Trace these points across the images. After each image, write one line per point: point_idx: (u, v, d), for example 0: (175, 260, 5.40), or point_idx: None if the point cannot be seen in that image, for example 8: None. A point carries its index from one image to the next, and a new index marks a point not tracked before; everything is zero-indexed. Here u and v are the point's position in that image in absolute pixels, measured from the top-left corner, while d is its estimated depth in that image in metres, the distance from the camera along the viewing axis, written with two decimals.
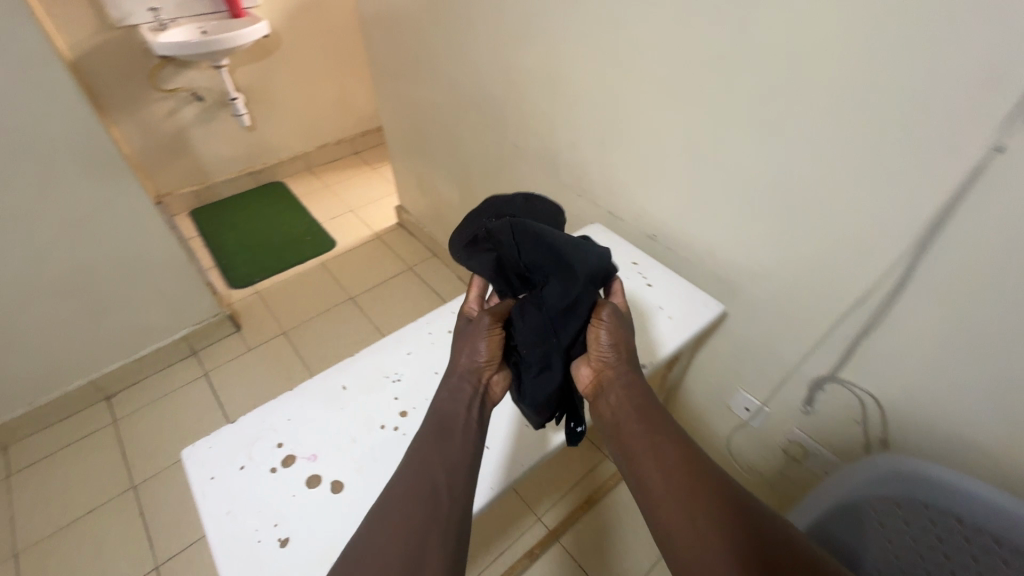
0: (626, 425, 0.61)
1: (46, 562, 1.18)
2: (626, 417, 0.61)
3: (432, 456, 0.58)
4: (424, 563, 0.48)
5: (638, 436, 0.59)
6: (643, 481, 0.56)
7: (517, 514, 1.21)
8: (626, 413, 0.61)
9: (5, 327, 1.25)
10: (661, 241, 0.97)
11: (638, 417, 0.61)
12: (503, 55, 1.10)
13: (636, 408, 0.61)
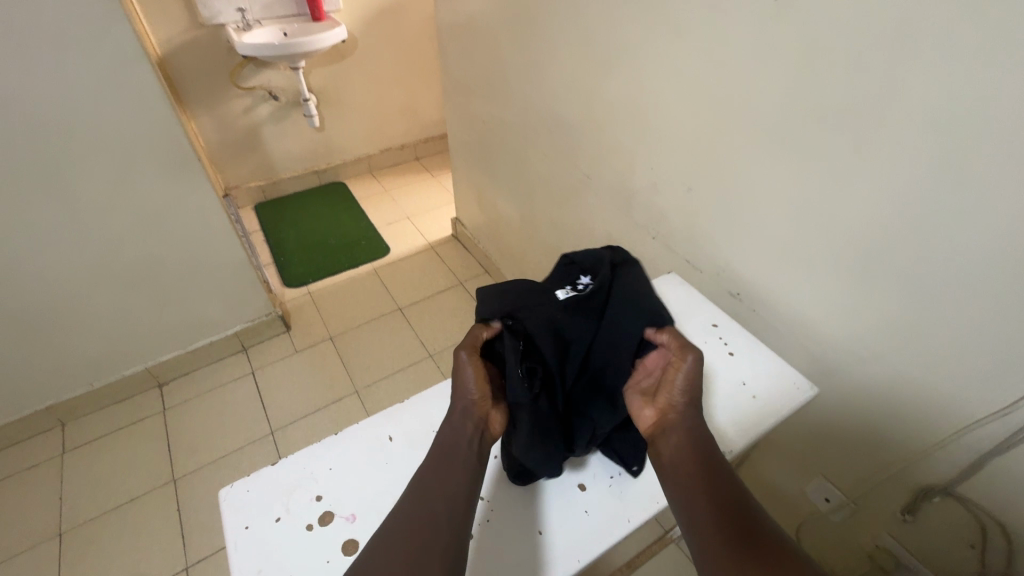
0: (684, 465, 0.56)
1: (87, 546, 1.21)
2: (682, 457, 0.56)
3: (435, 481, 0.55)
4: None
5: (695, 478, 0.54)
6: (695, 530, 0.50)
7: None
8: (685, 453, 0.57)
9: (75, 311, 1.29)
10: (747, 301, 0.87)
11: (697, 460, 0.55)
12: (585, 82, 1.03)
13: (695, 450, 0.57)
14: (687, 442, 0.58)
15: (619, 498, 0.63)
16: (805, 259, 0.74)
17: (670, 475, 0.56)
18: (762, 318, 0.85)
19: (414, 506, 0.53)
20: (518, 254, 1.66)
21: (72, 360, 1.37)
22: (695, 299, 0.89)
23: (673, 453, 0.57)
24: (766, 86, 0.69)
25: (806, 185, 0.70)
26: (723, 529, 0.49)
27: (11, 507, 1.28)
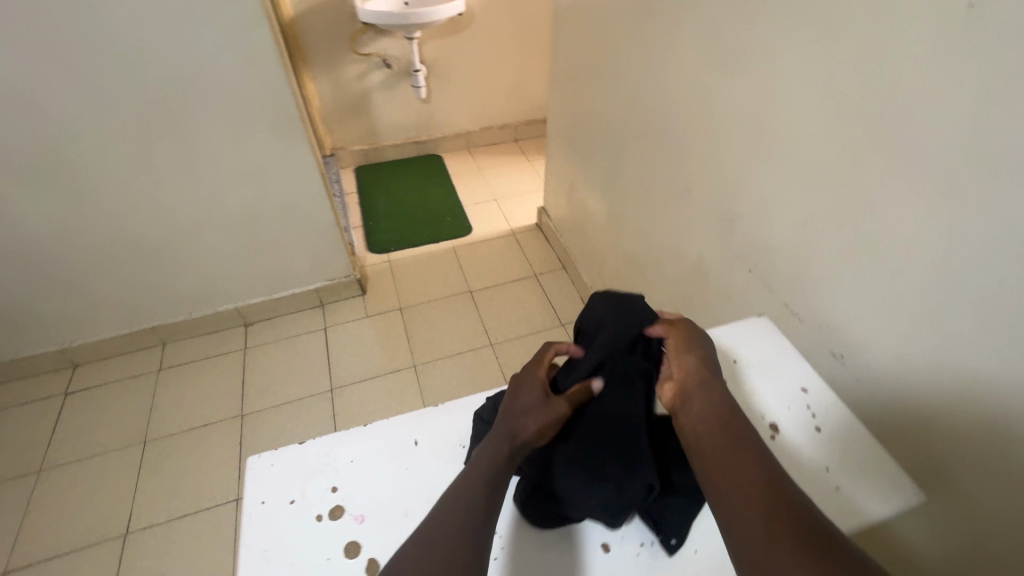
0: (709, 429, 0.54)
1: (164, 457, 1.36)
2: (706, 422, 0.55)
3: (481, 491, 0.52)
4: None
5: (721, 441, 0.53)
6: (720, 491, 0.49)
7: None
8: (711, 419, 0.55)
9: (183, 247, 1.42)
10: (853, 368, 0.73)
11: (725, 426, 0.54)
12: (703, 83, 0.91)
13: (723, 415, 0.55)
14: (713, 409, 0.56)
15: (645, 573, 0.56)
16: (943, 332, 0.60)
17: (694, 438, 0.55)
18: (867, 391, 0.71)
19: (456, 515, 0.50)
20: (599, 256, 1.57)
21: (176, 290, 1.52)
22: (786, 353, 0.77)
23: (698, 418, 0.56)
24: (940, 116, 0.55)
25: (967, 248, 0.55)
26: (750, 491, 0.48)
27: (113, 408, 1.46)
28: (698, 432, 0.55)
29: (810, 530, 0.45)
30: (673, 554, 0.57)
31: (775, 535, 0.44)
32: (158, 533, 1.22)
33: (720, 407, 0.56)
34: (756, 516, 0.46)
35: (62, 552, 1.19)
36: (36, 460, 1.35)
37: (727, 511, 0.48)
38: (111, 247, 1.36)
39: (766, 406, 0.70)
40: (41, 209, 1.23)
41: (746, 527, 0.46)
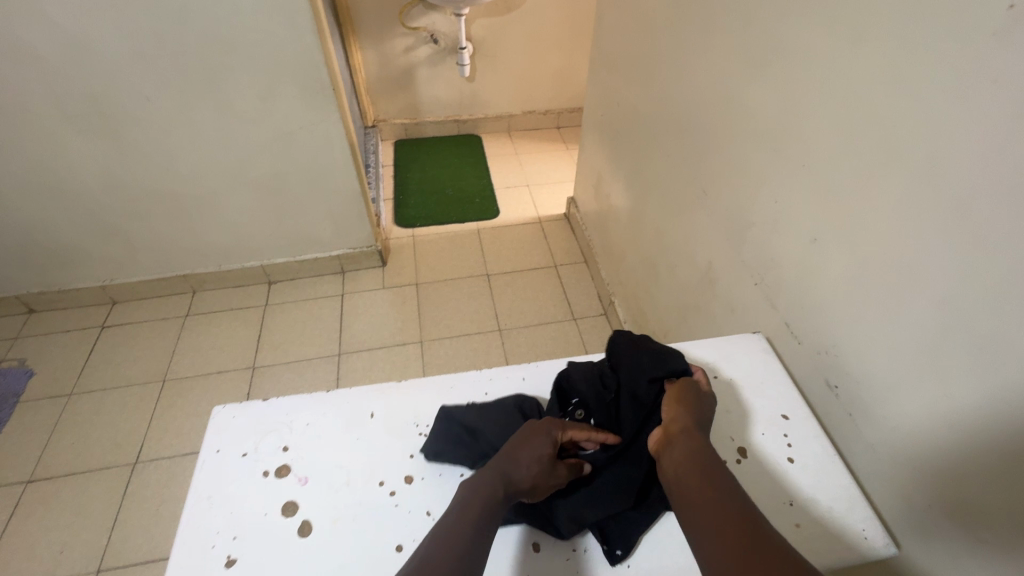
0: (686, 469, 0.52)
1: (178, 398, 1.44)
2: (684, 460, 0.53)
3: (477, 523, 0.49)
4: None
5: (696, 479, 0.51)
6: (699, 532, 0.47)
7: None
8: (690, 457, 0.53)
9: (215, 202, 1.49)
10: (846, 402, 0.67)
11: (701, 464, 0.52)
12: (732, 80, 0.85)
13: (692, 452, 0.54)
14: (691, 448, 0.54)
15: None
16: (944, 376, 0.54)
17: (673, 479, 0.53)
18: (859, 429, 0.65)
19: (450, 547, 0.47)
20: (618, 254, 1.53)
21: (207, 242, 1.59)
22: (773, 379, 0.74)
23: (677, 457, 0.54)
24: (970, 138, 0.49)
25: (982, 286, 0.49)
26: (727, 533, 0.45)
27: (141, 346, 1.56)
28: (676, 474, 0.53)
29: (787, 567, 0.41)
30: (618, 565, 0.56)
31: None
32: (163, 467, 1.30)
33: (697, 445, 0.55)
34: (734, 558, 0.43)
35: (78, 471, 1.29)
36: (68, 384, 1.47)
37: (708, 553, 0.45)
38: (150, 195, 1.44)
39: (739, 427, 0.69)
40: (88, 153, 1.32)
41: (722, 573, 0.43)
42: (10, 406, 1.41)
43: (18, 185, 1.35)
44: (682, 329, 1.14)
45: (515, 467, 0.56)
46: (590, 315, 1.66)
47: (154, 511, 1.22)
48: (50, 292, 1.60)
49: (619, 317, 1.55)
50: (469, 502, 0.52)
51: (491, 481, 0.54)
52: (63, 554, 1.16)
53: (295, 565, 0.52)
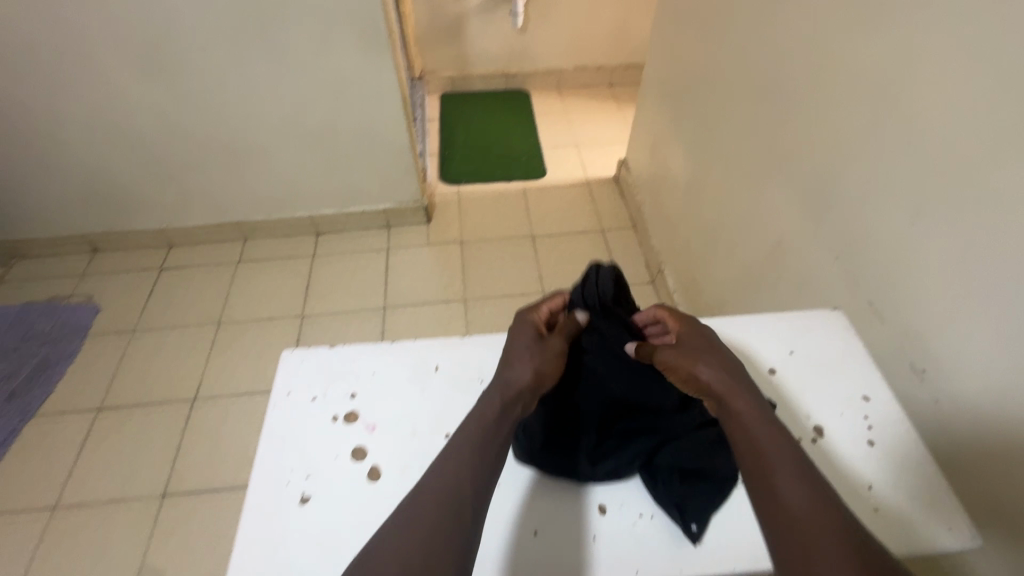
0: (761, 430, 0.49)
1: (232, 340, 1.50)
2: (762, 423, 0.49)
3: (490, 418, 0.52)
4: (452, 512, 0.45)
5: (779, 451, 0.47)
6: (769, 503, 0.45)
7: None
8: (758, 414, 0.50)
9: (267, 151, 1.50)
10: (933, 389, 0.63)
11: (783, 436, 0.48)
12: (828, 32, 0.77)
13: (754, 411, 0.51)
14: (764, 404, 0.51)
15: (634, 540, 0.54)
16: None
17: (740, 430, 0.50)
18: (945, 419, 0.61)
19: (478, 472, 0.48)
20: (672, 222, 1.47)
21: (259, 191, 1.62)
22: (856, 357, 0.69)
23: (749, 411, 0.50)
24: None
25: None
26: (809, 519, 0.43)
27: (196, 289, 1.62)
28: (738, 426, 0.50)
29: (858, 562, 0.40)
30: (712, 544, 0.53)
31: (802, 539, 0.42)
32: (218, 405, 1.37)
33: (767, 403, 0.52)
34: (800, 533, 0.42)
35: (141, 403, 1.37)
36: (131, 321, 1.54)
37: (779, 530, 0.43)
38: (205, 140, 1.45)
39: (815, 405, 0.64)
40: (147, 96, 1.33)
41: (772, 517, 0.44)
42: (79, 338, 1.50)
43: (83, 127, 1.39)
44: (742, 302, 1.10)
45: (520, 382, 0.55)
46: (637, 282, 1.62)
47: (211, 445, 1.29)
48: (113, 233, 1.67)
49: (669, 286, 1.51)
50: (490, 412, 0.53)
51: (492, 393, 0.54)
52: (130, 478, 1.24)
53: (367, 509, 0.54)
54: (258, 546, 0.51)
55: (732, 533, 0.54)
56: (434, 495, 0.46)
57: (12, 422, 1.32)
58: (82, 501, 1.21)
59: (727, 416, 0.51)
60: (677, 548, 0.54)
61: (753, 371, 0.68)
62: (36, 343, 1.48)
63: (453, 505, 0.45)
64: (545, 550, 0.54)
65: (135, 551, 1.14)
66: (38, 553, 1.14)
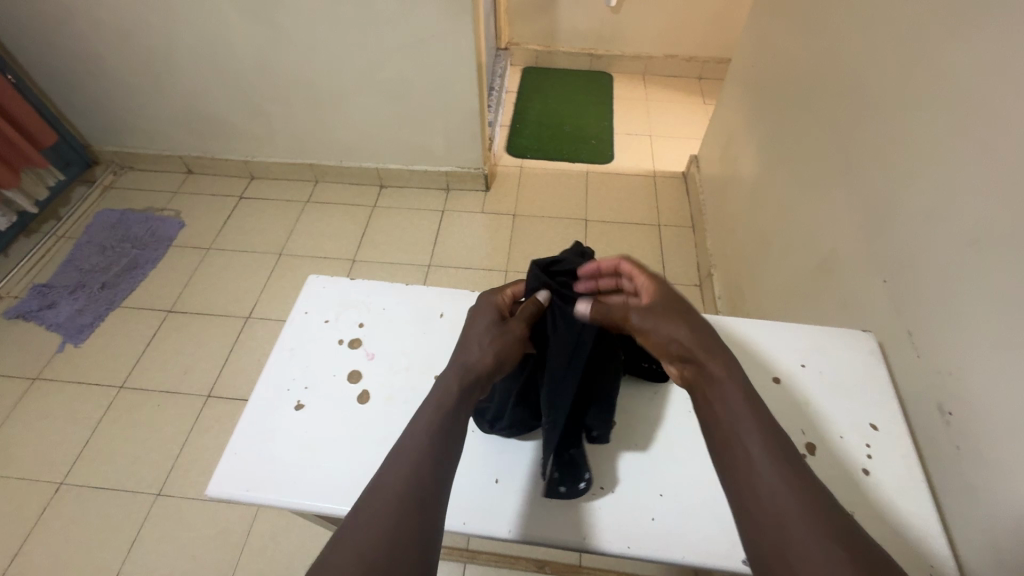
0: (735, 411, 0.47)
1: (289, 271, 1.62)
2: (739, 408, 0.47)
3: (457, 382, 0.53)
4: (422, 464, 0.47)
5: (754, 445, 0.45)
6: (746, 502, 0.43)
7: (568, 561, 1.03)
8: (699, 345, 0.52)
9: (345, 99, 1.58)
10: (957, 432, 0.57)
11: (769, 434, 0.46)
12: (924, 31, 0.69)
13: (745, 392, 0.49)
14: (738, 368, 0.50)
15: (586, 506, 0.57)
16: None
17: (710, 414, 0.49)
18: (964, 466, 0.55)
19: (437, 465, 0.47)
20: (730, 225, 1.41)
21: (334, 137, 1.71)
22: (875, 384, 0.65)
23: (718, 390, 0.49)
24: None
25: None
26: (778, 506, 0.42)
27: (266, 220, 1.76)
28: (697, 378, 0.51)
29: (839, 555, 0.39)
30: (657, 526, 0.56)
31: (786, 537, 0.41)
32: (267, 326, 1.49)
33: (710, 333, 0.53)
34: (779, 527, 0.41)
35: (204, 312, 1.52)
36: (207, 239, 1.71)
37: (750, 526, 0.43)
38: (292, 83, 1.55)
39: (816, 421, 0.62)
40: (247, 35, 1.43)
41: (753, 512, 0.43)
42: (163, 246, 1.68)
43: (190, 57, 1.52)
44: (781, 315, 1.04)
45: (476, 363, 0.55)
46: (683, 282, 1.57)
47: (255, 361, 1.42)
48: (205, 158, 1.84)
49: (715, 291, 1.45)
50: (452, 379, 0.53)
51: (453, 374, 0.54)
52: (184, 375, 1.39)
53: (349, 426, 0.58)
54: (252, 437, 0.57)
55: (682, 520, 0.56)
56: (395, 482, 0.45)
57: (100, 308, 1.52)
58: (142, 387, 1.37)
59: (704, 398, 0.49)
60: (626, 522, 0.56)
61: (757, 377, 0.66)
62: (129, 244, 1.67)
63: (416, 498, 0.45)
64: (502, 497, 0.58)
65: (177, 438, 1.28)
66: (102, 422, 1.31)
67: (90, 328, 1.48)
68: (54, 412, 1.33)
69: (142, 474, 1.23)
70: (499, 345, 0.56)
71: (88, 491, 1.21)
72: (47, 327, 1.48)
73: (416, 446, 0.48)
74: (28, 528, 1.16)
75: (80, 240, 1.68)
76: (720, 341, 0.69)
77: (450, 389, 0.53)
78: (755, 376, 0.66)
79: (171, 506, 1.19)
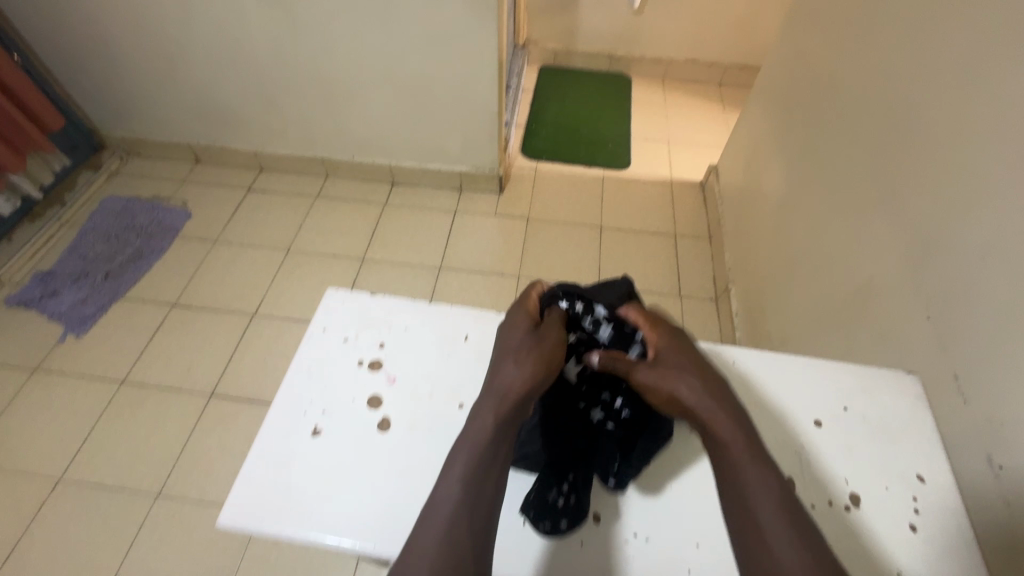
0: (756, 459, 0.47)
1: (296, 268, 1.59)
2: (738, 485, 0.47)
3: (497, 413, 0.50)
4: (462, 505, 0.45)
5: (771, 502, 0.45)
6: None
7: None
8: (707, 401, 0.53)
9: (361, 95, 1.54)
10: (1007, 489, 0.54)
11: (783, 510, 0.45)
12: (988, 57, 0.65)
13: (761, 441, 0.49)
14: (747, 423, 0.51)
15: (620, 553, 0.54)
16: None
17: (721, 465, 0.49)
18: (1014, 526, 0.53)
19: (475, 510, 0.45)
20: (751, 241, 1.37)
21: (347, 132, 1.68)
22: (917, 432, 0.62)
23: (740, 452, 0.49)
24: None
25: None
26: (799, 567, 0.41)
27: (275, 214, 1.72)
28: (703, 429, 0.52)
29: None
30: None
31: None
32: (274, 325, 1.46)
33: (722, 390, 0.55)
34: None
35: (209, 307, 1.49)
36: (215, 232, 1.67)
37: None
38: (307, 75, 1.51)
39: (858, 470, 0.59)
40: (263, 23, 1.39)
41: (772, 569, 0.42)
42: (170, 237, 1.65)
43: (203, 46, 1.48)
44: (806, 341, 1.01)
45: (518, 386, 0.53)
46: (698, 295, 1.54)
47: (260, 360, 1.39)
48: (214, 147, 1.81)
49: (732, 308, 1.43)
50: (491, 411, 0.51)
51: (487, 405, 0.51)
52: (188, 372, 1.36)
53: (371, 456, 0.55)
54: (266, 464, 0.55)
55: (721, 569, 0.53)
56: (430, 546, 0.42)
57: (103, 299, 1.49)
58: (144, 382, 1.35)
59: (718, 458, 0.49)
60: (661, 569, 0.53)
61: (795, 419, 0.63)
62: (134, 234, 1.64)
63: (453, 566, 0.41)
64: (531, 540, 0.55)
65: (179, 437, 1.26)
66: (102, 418, 1.28)
67: (93, 319, 1.45)
68: (54, 405, 1.30)
69: (142, 473, 1.20)
70: (538, 361, 0.55)
71: (87, 490, 1.18)
72: (48, 317, 1.45)
73: (455, 498, 0.45)
74: (24, 526, 1.13)
75: (84, 228, 1.65)
76: (752, 379, 0.66)
77: (489, 429, 0.49)
78: (794, 418, 0.63)
79: (172, 508, 1.16)
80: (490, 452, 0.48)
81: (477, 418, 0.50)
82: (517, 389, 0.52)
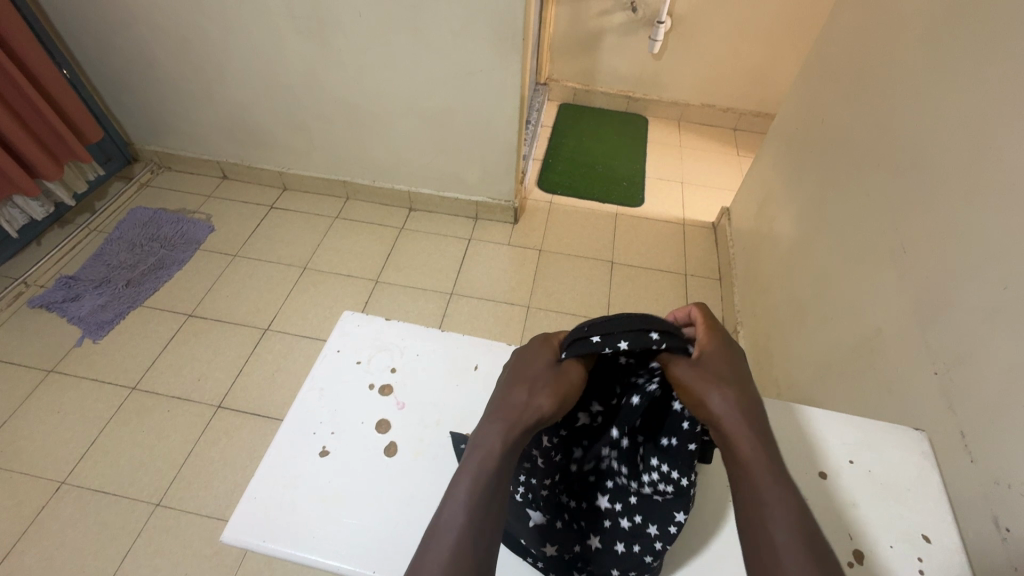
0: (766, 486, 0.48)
1: (311, 285, 1.62)
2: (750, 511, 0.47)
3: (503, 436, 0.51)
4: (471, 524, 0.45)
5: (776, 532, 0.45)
6: None
7: None
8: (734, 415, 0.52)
9: (386, 123, 1.60)
10: (1014, 553, 0.53)
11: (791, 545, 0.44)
12: (997, 124, 0.67)
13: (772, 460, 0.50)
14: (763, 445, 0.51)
15: None
16: None
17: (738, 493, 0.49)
18: None
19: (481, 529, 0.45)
20: (761, 286, 1.38)
21: (370, 158, 1.73)
22: (923, 488, 0.62)
23: (758, 483, 0.49)
24: None
25: None
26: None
27: (294, 233, 1.77)
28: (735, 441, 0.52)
29: None
30: None
31: None
32: (284, 340, 1.48)
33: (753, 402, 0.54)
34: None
35: (223, 320, 1.52)
36: (235, 246, 1.72)
37: None
38: (337, 103, 1.58)
39: (862, 526, 0.59)
40: (299, 53, 1.46)
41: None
42: (192, 249, 1.70)
43: (240, 70, 1.56)
44: (813, 389, 1.01)
45: (521, 410, 0.53)
46: None
47: (268, 374, 1.41)
48: (242, 165, 1.87)
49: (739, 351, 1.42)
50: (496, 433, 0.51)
51: (490, 427, 0.51)
52: (197, 382, 1.39)
53: (376, 480, 0.56)
54: (273, 482, 0.56)
55: None
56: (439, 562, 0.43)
57: (122, 305, 1.53)
58: (154, 391, 1.36)
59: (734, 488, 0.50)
60: None
61: (801, 472, 0.63)
62: (157, 244, 1.69)
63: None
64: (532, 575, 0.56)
65: (184, 447, 1.27)
66: (110, 424, 1.30)
67: (111, 325, 1.48)
68: (65, 408, 1.32)
69: (144, 481, 1.21)
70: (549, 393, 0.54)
71: (88, 494, 1.19)
72: (67, 320, 1.49)
73: (458, 520, 0.45)
74: (22, 529, 1.13)
75: (111, 235, 1.70)
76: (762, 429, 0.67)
77: (494, 450, 0.49)
78: (801, 470, 0.63)
79: (169, 519, 1.16)
80: (493, 477, 0.48)
81: (481, 441, 0.51)
82: (529, 413, 0.53)
